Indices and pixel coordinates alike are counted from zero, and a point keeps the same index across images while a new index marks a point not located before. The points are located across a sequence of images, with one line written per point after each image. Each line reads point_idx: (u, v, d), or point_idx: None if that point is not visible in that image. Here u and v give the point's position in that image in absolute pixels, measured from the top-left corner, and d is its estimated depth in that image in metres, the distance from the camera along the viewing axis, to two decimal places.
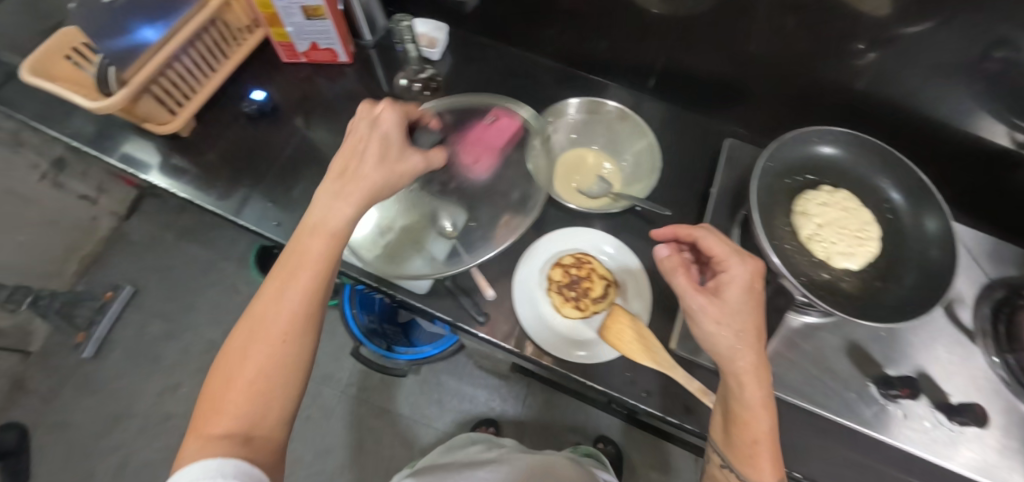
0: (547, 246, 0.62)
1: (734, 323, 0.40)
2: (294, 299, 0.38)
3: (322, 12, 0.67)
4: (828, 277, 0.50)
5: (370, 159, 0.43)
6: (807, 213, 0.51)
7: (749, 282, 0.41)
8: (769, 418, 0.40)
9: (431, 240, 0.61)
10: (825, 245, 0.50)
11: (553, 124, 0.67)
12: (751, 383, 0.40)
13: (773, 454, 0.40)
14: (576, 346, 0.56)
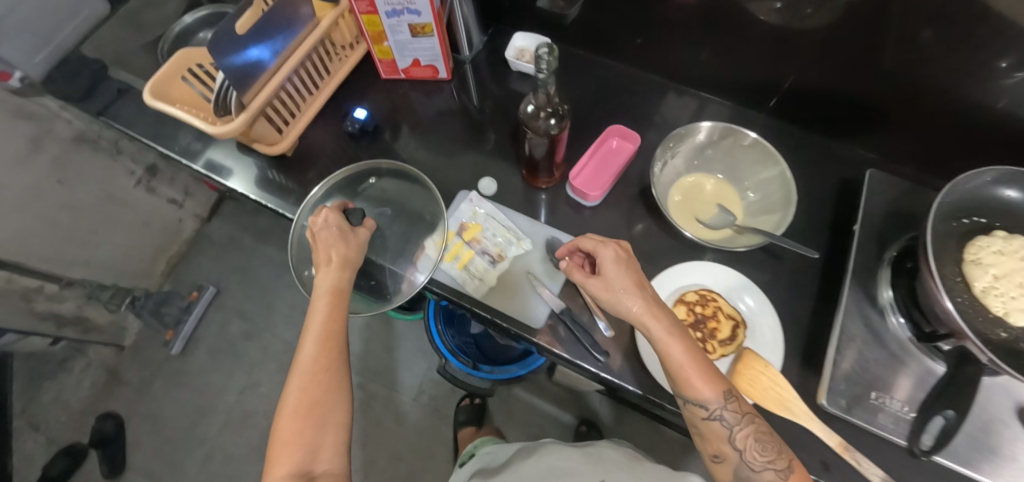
0: (668, 280, 0.58)
1: (620, 288, 0.46)
2: (322, 334, 0.46)
3: (430, 30, 0.66)
4: (1006, 335, 0.44)
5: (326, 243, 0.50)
6: (979, 262, 0.46)
7: (617, 256, 0.48)
8: (681, 341, 0.45)
9: (545, 272, 0.60)
10: (1006, 299, 0.44)
11: (672, 147, 0.62)
12: (669, 331, 0.44)
13: (707, 376, 0.44)
14: None
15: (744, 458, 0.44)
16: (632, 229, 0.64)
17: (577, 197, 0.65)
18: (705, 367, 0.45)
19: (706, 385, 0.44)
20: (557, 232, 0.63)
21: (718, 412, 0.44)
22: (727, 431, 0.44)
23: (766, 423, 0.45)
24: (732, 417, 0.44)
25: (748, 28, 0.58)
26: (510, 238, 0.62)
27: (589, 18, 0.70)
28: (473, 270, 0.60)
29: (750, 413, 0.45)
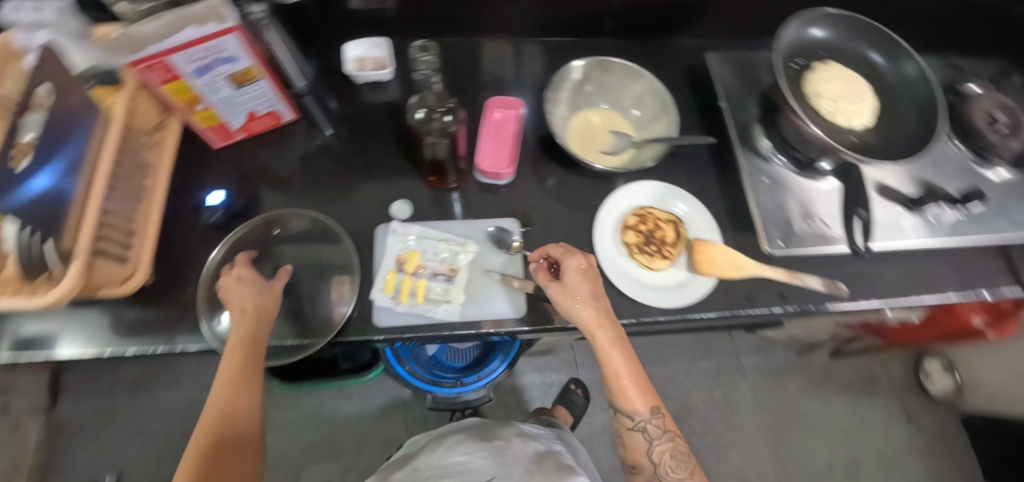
0: (607, 215, 0.62)
1: (579, 298, 0.50)
2: (240, 373, 0.47)
3: (254, 74, 0.56)
4: (857, 138, 0.58)
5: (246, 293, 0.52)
6: (818, 94, 0.58)
7: (583, 266, 0.52)
8: (624, 354, 0.50)
9: (500, 262, 0.59)
10: (845, 114, 0.58)
11: (554, 99, 0.65)
12: (615, 354, 0.49)
13: (641, 392, 0.50)
14: (680, 289, 0.59)
15: (657, 471, 0.50)
16: (552, 184, 0.65)
17: (490, 180, 0.63)
18: (640, 382, 0.51)
19: (636, 399, 0.50)
20: (492, 221, 0.62)
21: (642, 425, 0.51)
22: (646, 444, 0.51)
23: (685, 444, 0.52)
24: (653, 431, 0.50)
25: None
26: (454, 249, 0.59)
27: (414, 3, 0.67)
28: (435, 296, 0.57)
29: (671, 433, 0.51)
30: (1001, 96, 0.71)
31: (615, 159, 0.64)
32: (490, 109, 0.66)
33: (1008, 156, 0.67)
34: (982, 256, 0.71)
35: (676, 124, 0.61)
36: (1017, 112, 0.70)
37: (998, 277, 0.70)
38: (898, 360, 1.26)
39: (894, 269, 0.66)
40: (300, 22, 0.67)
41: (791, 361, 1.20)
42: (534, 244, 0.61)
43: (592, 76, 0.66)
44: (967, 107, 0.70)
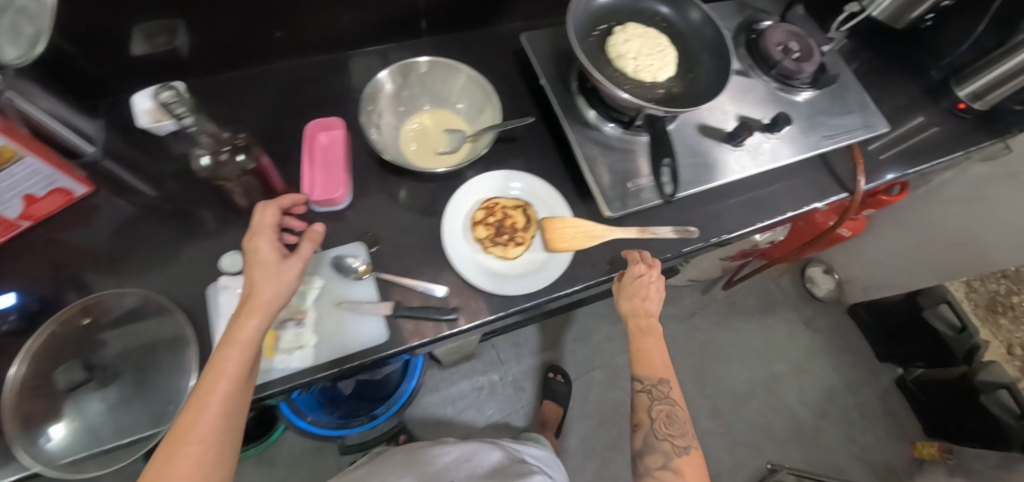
0: (455, 216, 0.60)
1: (625, 297, 0.59)
2: (229, 388, 0.39)
3: (13, 151, 0.47)
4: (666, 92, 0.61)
5: (284, 277, 0.43)
6: (621, 55, 0.60)
7: (638, 274, 0.59)
8: (644, 339, 0.60)
9: (353, 291, 0.57)
10: (650, 70, 0.60)
11: (376, 111, 0.62)
12: (648, 336, 0.59)
13: (663, 363, 0.58)
14: (541, 269, 0.59)
15: (652, 428, 0.55)
16: (405, 197, 0.63)
17: (326, 208, 0.60)
18: (661, 359, 0.59)
19: (654, 368, 0.58)
20: (335, 249, 0.58)
21: (648, 389, 0.57)
22: (649, 403, 0.57)
23: (685, 413, 0.57)
24: (658, 394, 0.57)
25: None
26: (298, 290, 0.55)
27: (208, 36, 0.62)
28: (287, 344, 0.52)
29: (673, 400, 0.56)
30: (788, 25, 0.78)
31: (451, 159, 0.64)
32: (310, 135, 0.63)
33: (806, 77, 0.74)
34: (807, 171, 0.78)
35: (499, 115, 0.62)
36: (805, 39, 0.77)
37: (823, 188, 0.78)
38: (787, 274, 1.40)
39: (734, 203, 0.72)
40: (74, 84, 0.59)
41: (698, 299, 1.34)
42: (388, 263, 0.59)
43: (410, 79, 0.64)
44: (767, 38, 0.74)
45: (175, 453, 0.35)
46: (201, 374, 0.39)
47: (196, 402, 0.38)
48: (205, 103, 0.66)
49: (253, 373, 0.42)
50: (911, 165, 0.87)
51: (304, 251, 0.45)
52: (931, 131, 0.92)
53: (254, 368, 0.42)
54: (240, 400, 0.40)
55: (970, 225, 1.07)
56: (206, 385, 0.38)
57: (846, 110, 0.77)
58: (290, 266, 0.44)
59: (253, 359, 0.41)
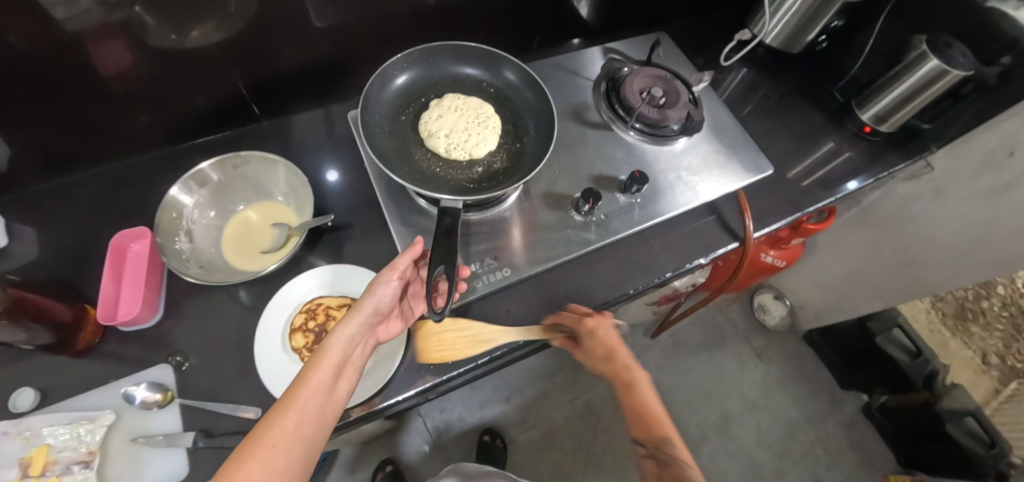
0: (271, 323, 0.55)
1: (594, 360, 0.61)
2: (321, 384, 0.44)
3: None
4: (482, 168, 0.65)
5: (378, 286, 0.50)
6: (434, 134, 0.66)
7: (585, 327, 0.58)
8: (633, 390, 0.57)
9: (153, 421, 0.52)
10: (461, 147, 0.65)
11: (182, 217, 0.58)
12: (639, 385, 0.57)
13: (654, 421, 0.53)
14: (367, 376, 0.54)
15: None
16: (247, 296, 0.60)
17: (135, 328, 0.56)
18: (649, 414, 0.54)
19: (650, 427, 0.52)
20: (135, 376, 0.54)
21: (655, 452, 0.50)
22: (658, 474, 0.49)
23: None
24: (664, 460, 0.49)
25: (190, 53, 0.62)
26: (84, 428, 0.50)
27: (35, 142, 0.62)
28: None
29: (685, 469, 0.48)
30: (653, 69, 0.74)
31: (274, 255, 0.59)
32: (115, 249, 0.58)
33: (675, 124, 0.70)
34: (693, 222, 0.73)
35: (314, 215, 0.58)
36: (672, 81, 0.73)
37: (711, 239, 0.72)
38: (736, 304, 1.44)
39: (605, 268, 0.66)
40: None
41: (640, 341, 1.34)
42: (196, 384, 0.54)
43: (222, 179, 0.61)
44: (627, 86, 0.70)
45: (252, 451, 0.38)
46: (300, 370, 0.44)
47: (287, 398, 0.42)
48: (36, 215, 0.66)
49: (343, 385, 0.46)
50: (823, 196, 0.81)
51: (399, 264, 0.51)
52: (843, 157, 0.86)
53: (340, 381, 0.46)
54: (324, 407, 0.43)
55: (905, 246, 1.00)
56: (298, 383, 0.43)
57: (724, 156, 0.72)
58: (384, 282, 0.50)
59: (336, 371, 0.46)
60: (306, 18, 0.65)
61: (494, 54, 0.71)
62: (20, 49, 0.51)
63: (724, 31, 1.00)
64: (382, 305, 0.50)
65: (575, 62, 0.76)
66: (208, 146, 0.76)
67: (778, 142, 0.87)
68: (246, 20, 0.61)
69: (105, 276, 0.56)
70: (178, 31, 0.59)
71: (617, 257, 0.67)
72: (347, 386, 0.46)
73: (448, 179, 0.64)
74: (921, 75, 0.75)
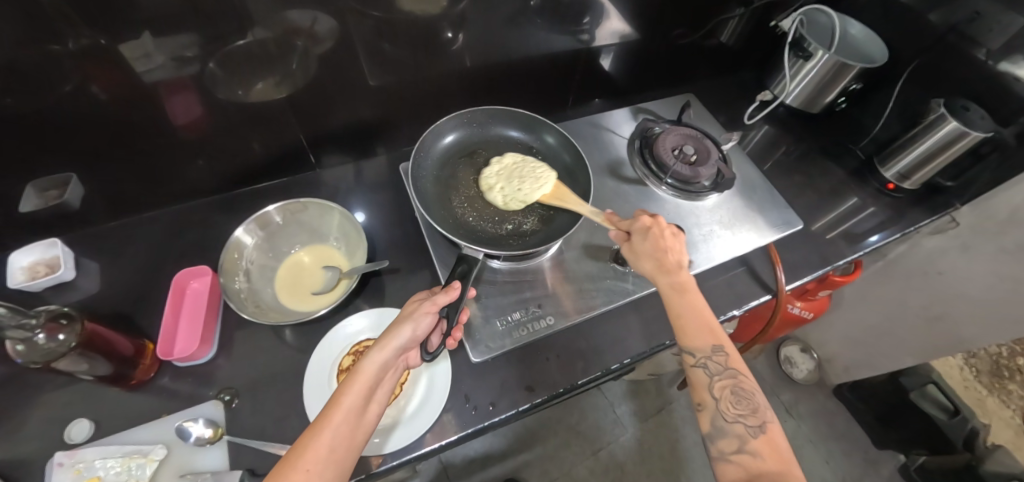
0: (321, 362, 0.57)
1: (654, 254, 0.56)
2: (352, 411, 0.43)
3: None
4: (512, 225, 0.69)
5: (415, 317, 0.50)
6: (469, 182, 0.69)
7: (646, 227, 0.57)
8: (685, 298, 0.53)
9: (201, 459, 0.53)
10: (517, 198, 0.68)
11: (242, 259, 0.62)
12: (686, 293, 0.53)
13: (705, 329, 0.52)
14: (408, 420, 0.55)
15: (718, 408, 0.49)
16: (294, 337, 0.62)
17: (188, 363, 0.58)
18: (704, 321, 0.52)
19: (700, 335, 0.51)
20: (187, 411, 0.55)
21: (704, 362, 0.50)
22: (708, 380, 0.50)
23: (752, 383, 0.50)
24: (715, 367, 0.50)
25: (255, 108, 0.68)
26: (133, 462, 0.51)
27: (109, 185, 0.68)
28: None
29: (734, 370, 0.50)
30: (685, 128, 0.79)
31: (322, 295, 0.62)
32: (179, 287, 0.62)
33: (706, 180, 0.74)
34: (724, 274, 0.75)
35: (364, 262, 0.61)
36: (703, 140, 0.78)
37: (743, 290, 0.74)
38: (762, 356, 1.44)
39: (642, 317, 0.67)
40: None
41: (665, 392, 1.32)
42: (243, 422, 0.55)
43: (280, 222, 0.66)
44: (659, 143, 0.76)
45: (286, 475, 0.38)
46: (332, 393, 0.44)
47: (320, 421, 0.42)
48: (99, 249, 0.70)
49: (373, 408, 0.46)
50: (850, 249, 0.82)
51: (439, 300, 0.52)
52: (867, 211, 0.88)
53: (372, 403, 0.46)
54: (355, 431, 0.43)
55: (936, 300, 0.99)
56: (331, 406, 0.43)
57: (752, 212, 0.75)
58: (422, 314, 0.51)
59: (368, 394, 0.45)
60: (364, 79, 0.72)
61: (542, 121, 0.76)
62: (101, 99, 0.57)
63: (745, 92, 1.06)
64: (420, 333, 0.50)
65: (611, 121, 0.83)
66: (261, 191, 0.80)
67: (803, 197, 0.89)
68: (309, 78, 0.68)
69: (169, 310, 0.59)
70: (241, 87, 0.64)
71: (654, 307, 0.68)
72: (377, 410, 0.46)
73: (479, 228, 0.67)
74: (940, 135, 0.78)
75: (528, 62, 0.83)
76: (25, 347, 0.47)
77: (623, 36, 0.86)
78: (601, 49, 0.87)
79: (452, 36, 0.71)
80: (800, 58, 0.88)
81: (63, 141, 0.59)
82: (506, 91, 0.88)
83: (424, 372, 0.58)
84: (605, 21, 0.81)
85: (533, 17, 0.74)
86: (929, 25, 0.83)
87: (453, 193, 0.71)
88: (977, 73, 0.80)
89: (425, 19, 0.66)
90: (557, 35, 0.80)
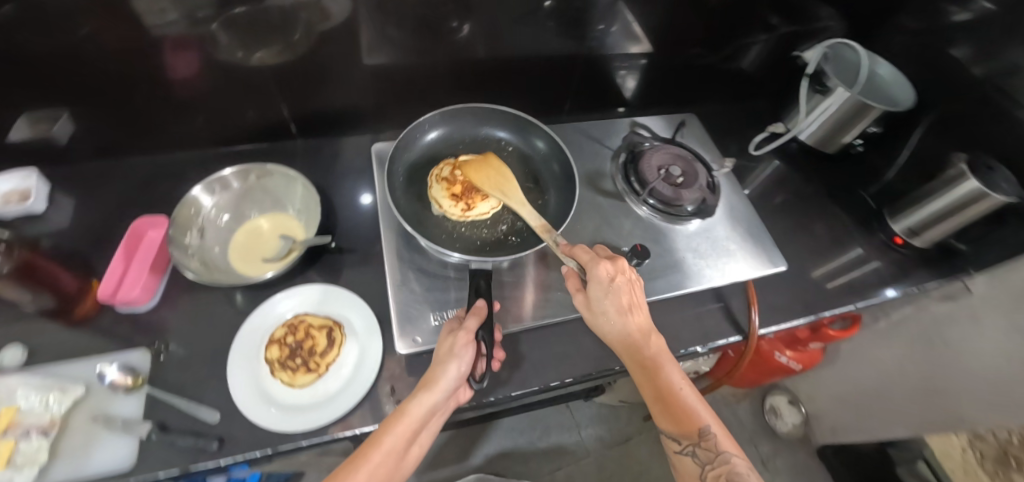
0: (254, 331, 0.57)
1: (610, 313, 0.52)
2: (388, 452, 0.45)
3: None
4: (506, 225, 0.68)
5: (457, 354, 0.48)
6: (440, 199, 0.66)
7: (608, 275, 0.52)
8: (659, 373, 0.51)
9: (115, 405, 0.52)
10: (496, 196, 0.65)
11: (199, 214, 0.63)
12: (654, 371, 0.51)
13: (686, 416, 0.50)
14: (328, 403, 0.53)
15: None
16: (242, 300, 0.62)
17: (130, 308, 0.59)
18: (684, 406, 0.50)
19: (682, 422, 0.50)
20: (116, 355, 0.56)
21: (691, 449, 0.50)
22: (698, 469, 0.49)
23: (746, 465, 0.48)
24: (704, 455, 0.49)
25: (251, 71, 0.68)
26: (48, 396, 0.51)
27: (97, 126, 0.69)
28: (22, 460, 0.47)
29: (727, 454, 0.48)
30: (672, 147, 0.76)
31: (274, 259, 0.62)
32: (131, 233, 0.63)
33: (690, 204, 0.71)
34: (693, 308, 0.70)
35: (315, 239, 0.60)
36: (693, 162, 0.74)
37: (712, 327, 0.69)
38: (745, 402, 1.37)
39: (593, 340, 0.66)
40: None
41: (635, 422, 1.27)
42: (167, 375, 0.55)
43: (234, 186, 0.66)
44: (645, 163, 0.73)
45: None
46: (372, 434, 0.46)
47: (358, 459, 0.45)
48: (79, 187, 0.72)
49: (414, 447, 0.48)
50: (843, 302, 0.76)
51: (472, 326, 0.51)
52: (870, 265, 0.82)
53: (412, 443, 0.48)
54: (393, 468, 0.46)
55: (937, 373, 0.91)
56: (370, 445, 0.45)
57: (736, 245, 0.72)
58: (462, 347, 0.49)
59: (410, 435, 0.47)
60: (361, 57, 0.71)
61: (536, 127, 0.74)
62: (98, 43, 0.58)
63: (760, 121, 1.01)
64: (466, 369, 0.49)
65: (601, 131, 0.80)
66: (247, 152, 0.80)
67: (801, 239, 0.84)
68: (309, 49, 0.68)
69: (118, 255, 0.60)
70: (243, 51, 0.65)
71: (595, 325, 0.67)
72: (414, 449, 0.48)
73: (473, 239, 0.66)
74: (958, 194, 0.71)
75: (535, 62, 0.81)
76: None
77: (638, 47, 0.84)
78: (611, 59, 0.85)
79: (457, 26, 0.70)
80: (819, 92, 0.84)
81: (58, 79, 0.61)
82: (508, 91, 0.87)
83: (355, 356, 0.57)
84: (617, 29, 0.79)
85: (543, 17, 0.72)
86: (969, 78, 0.77)
87: (436, 206, 0.67)
88: (1012, 135, 0.73)
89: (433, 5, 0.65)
90: (566, 38, 0.78)
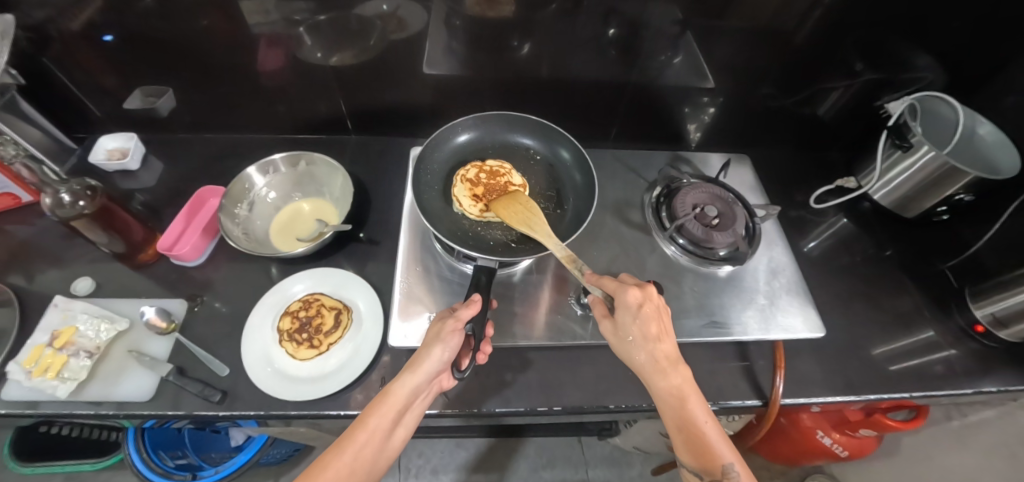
0: (274, 303, 0.62)
1: (634, 340, 0.50)
2: (373, 432, 0.45)
3: None
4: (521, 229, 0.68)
5: (443, 339, 0.50)
6: (461, 198, 0.70)
7: (637, 303, 0.50)
8: (681, 404, 0.47)
9: (149, 343, 0.59)
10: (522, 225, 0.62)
11: (251, 190, 0.71)
12: (675, 404, 0.47)
13: (706, 448, 0.46)
14: (321, 380, 0.56)
15: None
16: (275, 273, 0.68)
17: (181, 262, 0.66)
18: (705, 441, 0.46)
19: (701, 455, 0.46)
20: (160, 301, 0.63)
21: None
22: None
23: None
24: None
25: (324, 70, 0.75)
26: (102, 325, 0.59)
27: (195, 104, 0.80)
28: (69, 374, 0.55)
29: None
30: (713, 187, 0.72)
31: (303, 241, 0.67)
32: (197, 200, 0.71)
33: (722, 249, 0.66)
34: (711, 361, 0.64)
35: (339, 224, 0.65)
36: (731, 203, 0.70)
37: (729, 386, 0.63)
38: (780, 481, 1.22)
39: (593, 372, 0.63)
40: (82, 116, 0.80)
41: (648, 473, 1.18)
42: (195, 327, 0.61)
43: (281, 169, 0.73)
44: (678, 198, 0.69)
45: None
46: (359, 416, 0.47)
47: (345, 439, 0.45)
48: (171, 153, 0.83)
49: (399, 432, 0.48)
50: (897, 388, 0.66)
51: (462, 316, 0.51)
52: (939, 351, 0.70)
53: (398, 428, 0.48)
54: (377, 454, 0.45)
55: None
56: (358, 425, 0.46)
57: (769, 300, 0.66)
58: (448, 334, 0.50)
59: (395, 418, 0.47)
60: (424, 67, 0.76)
61: (562, 136, 0.74)
62: (206, 35, 0.68)
63: (826, 173, 0.93)
64: (450, 355, 0.50)
65: (640, 162, 0.80)
66: (313, 142, 0.88)
67: (857, 308, 0.75)
68: (378, 54, 0.73)
69: (181, 214, 0.69)
70: (322, 51, 0.72)
71: (599, 358, 0.64)
72: (400, 436, 0.48)
73: (487, 237, 0.68)
74: None
75: (591, 87, 0.81)
76: (53, 201, 0.59)
77: (701, 81, 0.80)
78: (670, 91, 0.82)
79: (518, 44, 0.72)
80: (899, 149, 0.75)
81: (172, 62, 0.71)
82: (560, 113, 0.87)
83: (355, 341, 0.60)
84: (680, 61, 0.76)
85: (603, 43, 0.72)
86: None
87: (458, 204, 0.70)
88: None
89: (496, 23, 0.68)
90: (624, 66, 0.77)
